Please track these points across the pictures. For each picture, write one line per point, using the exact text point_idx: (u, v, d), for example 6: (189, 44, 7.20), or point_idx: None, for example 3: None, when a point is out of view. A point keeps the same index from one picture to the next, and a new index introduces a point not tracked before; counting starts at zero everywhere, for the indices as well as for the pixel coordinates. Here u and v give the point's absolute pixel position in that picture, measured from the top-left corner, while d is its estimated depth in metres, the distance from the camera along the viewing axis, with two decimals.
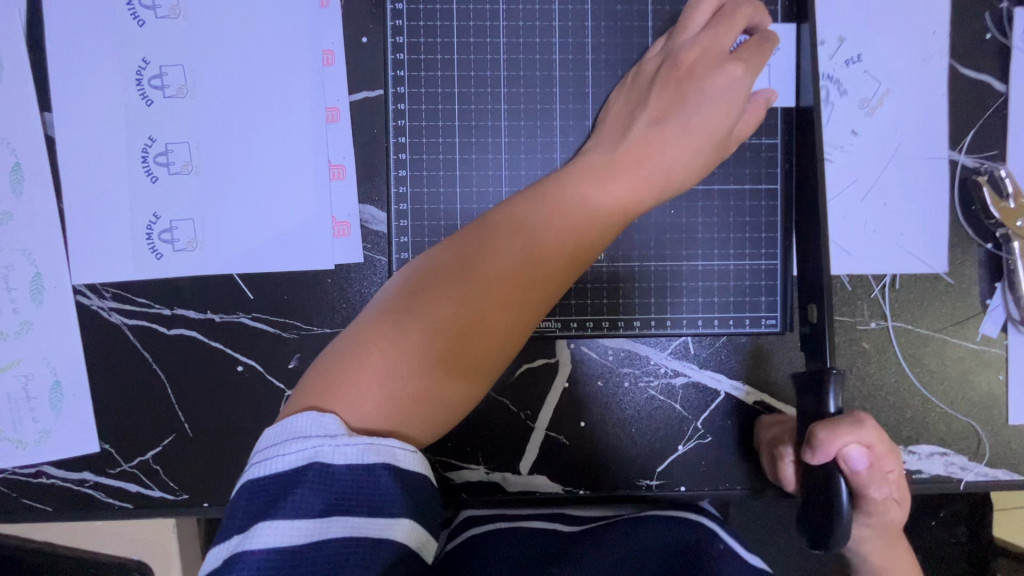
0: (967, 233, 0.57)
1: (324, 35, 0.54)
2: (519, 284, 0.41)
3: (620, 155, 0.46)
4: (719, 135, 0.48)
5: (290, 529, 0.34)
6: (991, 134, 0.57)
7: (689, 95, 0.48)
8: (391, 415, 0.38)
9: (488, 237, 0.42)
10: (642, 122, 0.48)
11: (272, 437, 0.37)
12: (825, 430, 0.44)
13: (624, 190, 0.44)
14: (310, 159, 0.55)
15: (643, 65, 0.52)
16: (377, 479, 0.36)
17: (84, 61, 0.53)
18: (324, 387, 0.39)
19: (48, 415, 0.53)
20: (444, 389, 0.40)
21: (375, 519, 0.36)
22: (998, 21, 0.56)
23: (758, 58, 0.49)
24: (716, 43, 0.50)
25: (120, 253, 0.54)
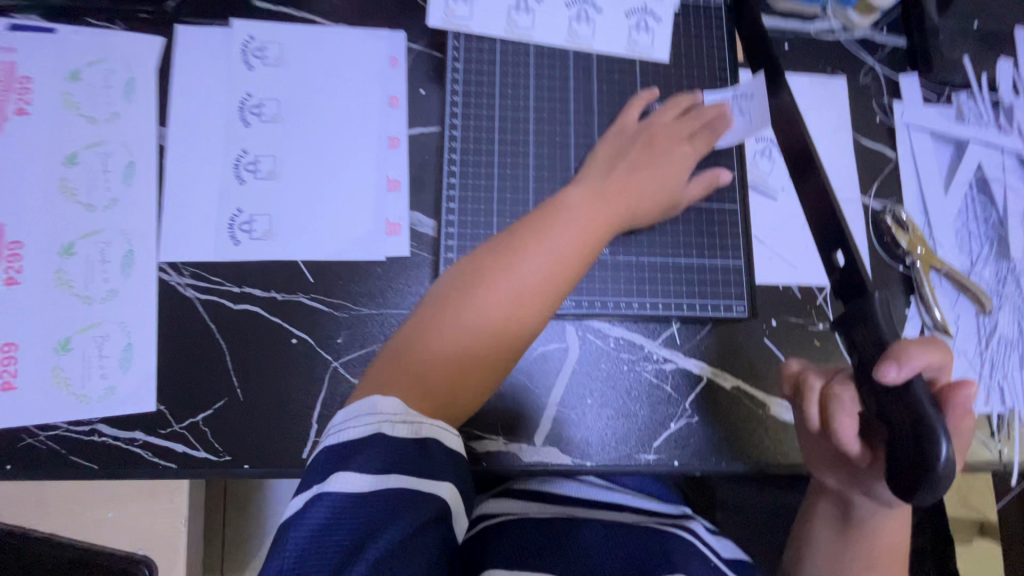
0: (884, 258, 0.74)
1: (393, 87, 0.71)
2: (535, 291, 0.53)
3: (600, 190, 0.61)
4: (671, 190, 0.65)
5: (358, 481, 0.42)
6: (890, 185, 0.76)
7: (652, 158, 0.65)
8: (440, 395, 0.49)
9: (505, 252, 0.54)
10: (623, 168, 0.64)
11: (346, 414, 0.45)
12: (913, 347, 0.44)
13: (607, 213, 0.60)
14: (373, 174, 0.68)
15: (625, 128, 0.68)
16: (427, 449, 0.45)
17: (199, 91, 0.68)
18: (382, 376, 0.49)
19: (116, 373, 0.59)
20: (483, 375, 0.52)
21: (425, 479, 0.44)
22: (883, 109, 0.78)
23: (703, 140, 0.68)
24: (677, 125, 0.68)
25: (204, 238, 0.64)
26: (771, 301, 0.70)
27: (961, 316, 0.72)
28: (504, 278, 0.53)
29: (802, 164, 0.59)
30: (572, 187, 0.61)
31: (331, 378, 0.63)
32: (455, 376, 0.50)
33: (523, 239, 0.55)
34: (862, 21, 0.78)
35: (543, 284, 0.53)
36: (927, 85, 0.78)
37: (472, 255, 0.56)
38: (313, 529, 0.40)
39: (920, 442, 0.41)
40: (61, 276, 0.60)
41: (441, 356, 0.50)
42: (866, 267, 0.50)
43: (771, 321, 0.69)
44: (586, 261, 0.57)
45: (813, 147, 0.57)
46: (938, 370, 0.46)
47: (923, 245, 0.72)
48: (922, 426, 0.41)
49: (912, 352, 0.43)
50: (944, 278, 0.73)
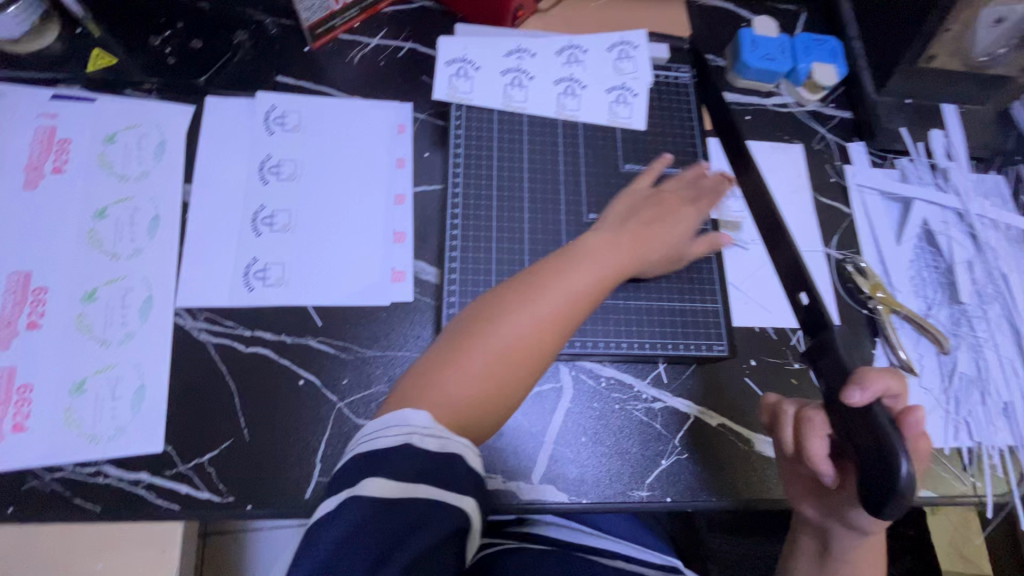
0: (848, 302, 0.81)
1: (400, 150, 0.79)
2: (560, 316, 0.57)
3: (618, 237, 0.65)
4: (677, 243, 0.71)
5: (384, 487, 0.44)
6: (848, 237, 0.84)
7: (666, 207, 0.71)
8: (467, 412, 0.52)
9: (524, 288, 0.58)
10: (638, 221, 0.68)
11: (377, 424, 0.48)
12: (872, 374, 0.49)
13: (624, 255, 0.64)
14: (381, 227, 0.74)
15: (636, 189, 0.74)
16: (454, 462, 0.46)
17: (224, 153, 0.75)
18: (414, 394, 0.52)
19: (127, 414, 0.61)
20: (507, 395, 0.54)
21: (447, 491, 0.45)
22: (836, 171, 0.88)
23: (703, 203, 0.74)
24: (684, 190, 0.75)
25: (220, 285, 0.68)
26: (749, 342, 0.75)
27: (923, 356, 0.78)
28: (533, 304, 0.56)
29: (763, 217, 0.67)
30: (592, 232, 0.66)
31: (335, 418, 0.65)
32: (483, 393, 0.53)
33: (545, 276, 0.59)
34: (812, 98, 0.90)
35: (561, 317, 0.57)
36: (872, 150, 0.89)
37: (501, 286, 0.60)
38: (338, 536, 0.42)
39: (885, 460, 0.45)
40: (82, 321, 0.63)
41: (466, 375, 0.53)
42: (827, 309, 0.56)
43: (750, 361, 0.75)
44: (601, 298, 0.61)
45: (770, 204, 0.66)
46: (895, 396, 0.52)
47: (883, 290, 0.80)
48: (883, 444, 0.46)
49: (870, 378, 0.49)
50: (904, 320, 0.79)
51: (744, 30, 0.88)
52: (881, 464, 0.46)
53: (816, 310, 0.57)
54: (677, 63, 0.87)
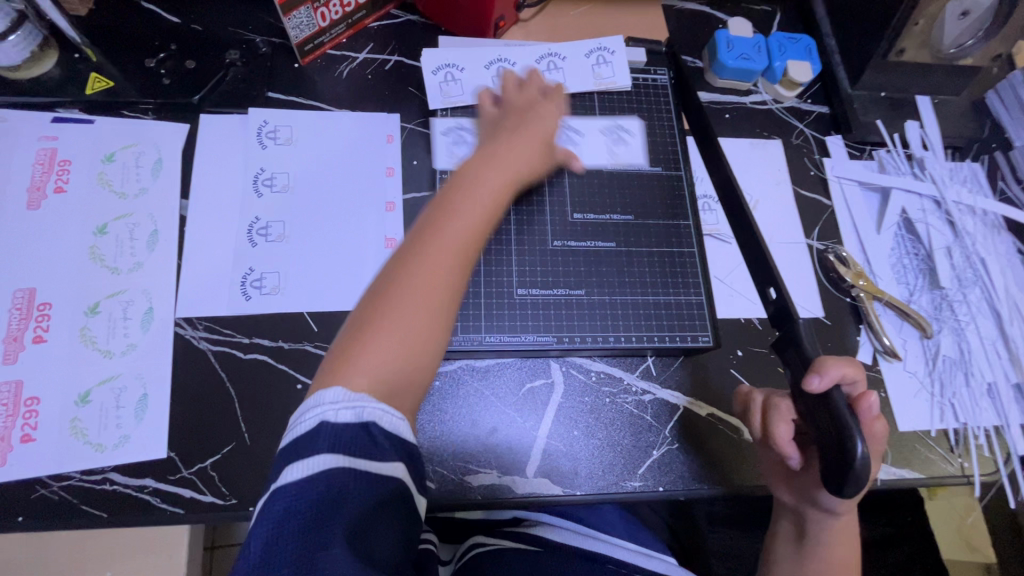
0: (832, 292, 0.83)
1: (390, 159, 0.81)
2: (455, 251, 0.59)
3: (490, 154, 0.69)
4: (547, 146, 0.74)
5: (307, 466, 0.46)
6: (829, 229, 0.86)
7: (515, 136, 0.71)
8: (387, 373, 0.53)
9: (421, 228, 0.61)
10: (494, 137, 0.72)
11: (301, 411, 0.50)
12: (832, 363, 0.51)
13: (510, 185, 0.67)
14: (373, 234, 0.77)
15: (490, 113, 0.76)
16: (372, 433, 0.48)
17: (219, 167, 0.77)
18: (331, 369, 0.52)
19: (131, 422, 0.63)
20: (429, 343, 0.56)
21: (373, 460, 0.47)
22: (815, 164, 0.90)
23: (552, 107, 0.77)
24: (513, 112, 0.75)
25: (219, 295, 0.71)
26: (734, 333, 0.77)
27: (907, 341, 0.80)
28: (424, 252, 0.58)
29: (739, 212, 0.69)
30: (470, 160, 0.69)
31: None
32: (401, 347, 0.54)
33: (437, 223, 0.60)
34: (788, 94, 0.92)
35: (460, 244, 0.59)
36: (850, 143, 0.92)
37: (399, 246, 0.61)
38: (273, 519, 0.44)
39: (843, 441, 0.48)
40: (85, 333, 0.66)
41: (377, 339, 0.54)
42: (793, 302, 0.57)
43: (737, 351, 0.76)
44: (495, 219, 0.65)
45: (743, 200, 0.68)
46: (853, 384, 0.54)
47: (865, 278, 0.81)
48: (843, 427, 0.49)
49: (828, 366, 0.51)
50: (887, 307, 0.81)
51: (719, 31, 0.91)
52: (841, 446, 0.49)
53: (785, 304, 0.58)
54: (655, 65, 0.90)
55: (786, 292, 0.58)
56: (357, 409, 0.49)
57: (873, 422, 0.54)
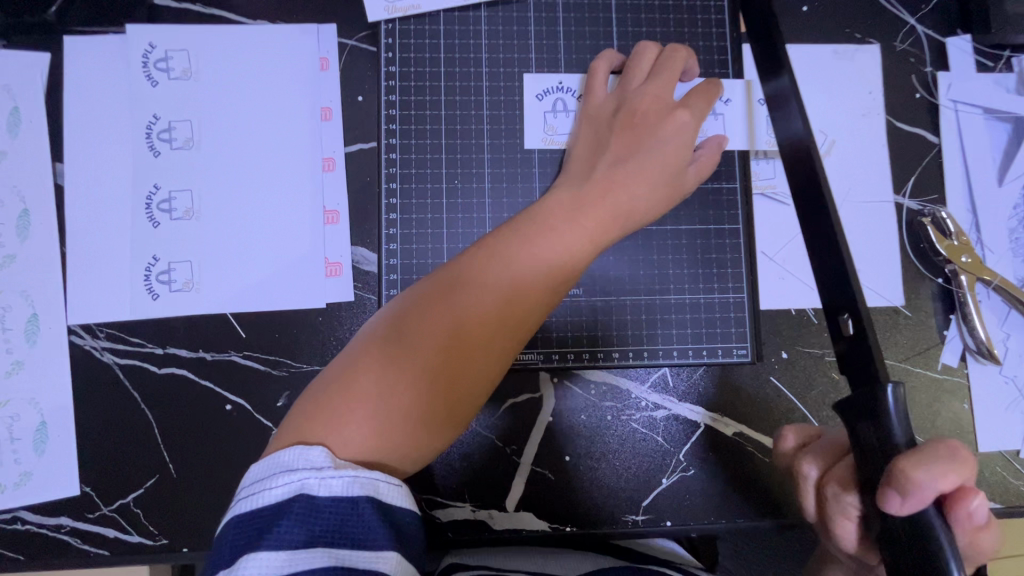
0: (919, 269, 0.62)
1: (324, 95, 0.59)
2: (489, 314, 0.44)
3: (585, 192, 0.49)
4: (667, 180, 0.51)
5: (272, 561, 0.34)
6: (929, 180, 0.63)
7: (643, 137, 0.51)
8: (379, 446, 0.40)
9: (459, 274, 0.45)
10: (604, 163, 0.51)
11: (261, 471, 0.38)
12: (924, 471, 0.34)
13: (592, 224, 0.48)
14: (307, 205, 0.58)
15: (598, 107, 0.55)
16: (362, 511, 0.37)
17: (99, 115, 0.58)
18: (309, 420, 0.40)
19: (31, 456, 0.54)
20: (435, 423, 0.43)
21: (362, 553, 0.36)
22: (925, 83, 0.64)
23: (702, 97, 0.54)
24: (640, 92, 0.54)
25: (118, 294, 0.56)
26: (781, 331, 0.59)
27: (1010, 337, 0.61)
28: (457, 303, 0.44)
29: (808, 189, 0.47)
30: (558, 193, 0.50)
31: None
32: (403, 414, 0.41)
33: (479, 259, 0.46)
34: None
35: (508, 316, 0.44)
36: (981, 47, 0.64)
37: (429, 276, 0.47)
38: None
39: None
40: None
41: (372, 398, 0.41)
42: (878, 345, 0.39)
43: (780, 354, 0.59)
44: (547, 302, 0.47)
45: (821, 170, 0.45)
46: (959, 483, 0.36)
47: (969, 254, 0.60)
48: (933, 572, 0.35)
49: (918, 476, 0.34)
50: (994, 291, 0.61)
51: None
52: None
53: (862, 343, 0.40)
54: None
55: (870, 329, 0.40)
56: (350, 472, 0.37)
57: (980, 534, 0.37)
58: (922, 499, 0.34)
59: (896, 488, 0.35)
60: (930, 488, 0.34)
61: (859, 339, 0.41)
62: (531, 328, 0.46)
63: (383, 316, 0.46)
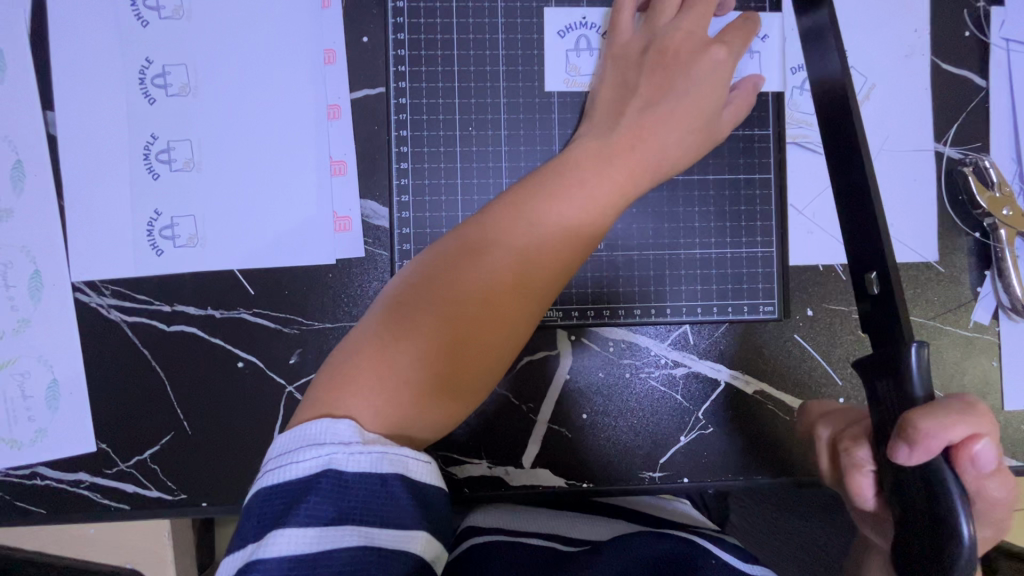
0: (955, 222, 0.59)
1: (326, 34, 0.55)
2: (517, 272, 0.42)
3: (614, 143, 0.46)
4: (700, 124, 0.49)
5: (303, 537, 0.34)
6: (974, 127, 0.59)
7: (676, 80, 0.48)
8: (408, 411, 0.39)
9: (483, 230, 0.43)
10: (633, 109, 0.48)
11: (287, 443, 0.37)
12: (928, 419, 0.34)
13: (623, 174, 0.45)
14: (312, 155, 0.55)
15: (624, 46, 0.51)
16: (390, 489, 0.36)
17: (87, 58, 0.54)
18: (334, 390, 0.39)
19: (44, 413, 0.53)
20: (463, 383, 0.41)
21: (390, 531, 0.35)
22: (977, 19, 0.58)
23: (736, 32, 0.51)
24: (669, 31, 0.50)
25: (121, 250, 0.54)
26: (809, 287, 0.57)
27: None
28: (484, 261, 0.41)
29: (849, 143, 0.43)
30: (584, 143, 0.47)
31: (286, 405, 0.55)
32: (429, 378, 0.39)
33: (504, 215, 0.43)
34: None
35: (536, 274, 0.42)
36: None
37: (449, 234, 0.45)
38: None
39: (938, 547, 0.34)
40: None
41: (397, 365, 0.39)
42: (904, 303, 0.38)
43: (806, 312, 0.57)
44: (578, 256, 0.44)
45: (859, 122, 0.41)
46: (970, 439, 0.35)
47: (1011, 206, 0.57)
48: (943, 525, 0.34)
49: (923, 424, 0.34)
50: None
51: None
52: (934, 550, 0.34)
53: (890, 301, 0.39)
54: None
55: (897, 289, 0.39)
56: (380, 448, 0.36)
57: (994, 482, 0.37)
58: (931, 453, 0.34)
59: (904, 439, 0.35)
60: (937, 439, 0.33)
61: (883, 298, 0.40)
62: (561, 283, 0.44)
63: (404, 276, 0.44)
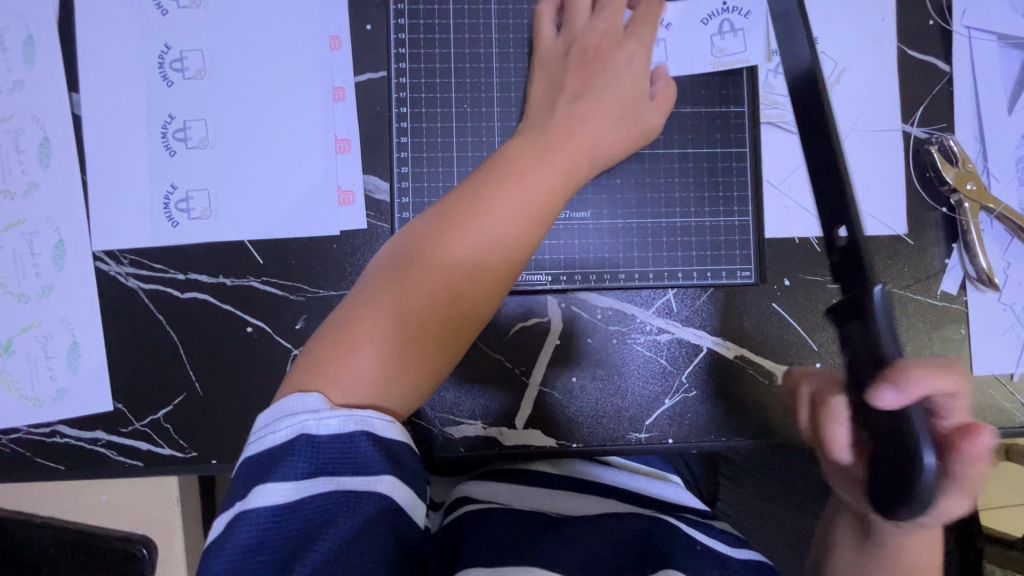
0: (923, 198, 0.62)
1: (332, 22, 0.59)
2: (471, 257, 0.45)
3: (548, 136, 0.51)
4: (630, 109, 0.55)
5: (280, 491, 0.37)
6: (939, 109, 0.63)
7: (596, 76, 0.54)
8: (376, 383, 0.42)
9: (436, 225, 0.46)
10: (561, 104, 0.53)
11: (262, 420, 0.40)
12: (915, 369, 0.41)
13: (558, 162, 0.50)
14: (318, 134, 0.59)
15: (547, 52, 0.57)
16: (358, 444, 0.39)
17: (110, 45, 0.58)
18: (306, 371, 0.42)
19: (65, 375, 0.56)
20: (428, 355, 0.45)
21: (360, 478, 0.38)
22: (940, 8, 0.63)
23: (645, 24, 0.57)
24: (580, 37, 0.56)
25: (139, 221, 0.58)
26: (787, 256, 0.61)
27: (1010, 266, 0.62)
28: (438, 251, 0.45)
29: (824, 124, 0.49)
30: (522, 138, 0.52)
31: (292, 367, 0.58)
32: (395, 354, 0.43)
33: (454, 209, 0.47)
34: None
35: (489, 254, 0.46)
36: None
37: (404, 232, 0.49)
38: (238, 549, 0.36)
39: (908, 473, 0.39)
40: None
41: (365, 345, 0.42)
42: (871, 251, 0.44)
43: (784, 280, 0.61)
44: (529, 239, 0.48)
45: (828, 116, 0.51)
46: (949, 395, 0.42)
47: (975, 181, 0.61)
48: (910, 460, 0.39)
49: (909, 372, 0.41)
50: (996, 219, 0.62)
51: None
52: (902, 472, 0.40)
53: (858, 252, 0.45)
54: None
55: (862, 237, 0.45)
56: (346, 411, 0.40)
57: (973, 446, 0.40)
58: (913, 397, 0.40)
59: (892, 386, 0.40)
60: (919, 386, 0.40)
61: (849, 247, 0.45)
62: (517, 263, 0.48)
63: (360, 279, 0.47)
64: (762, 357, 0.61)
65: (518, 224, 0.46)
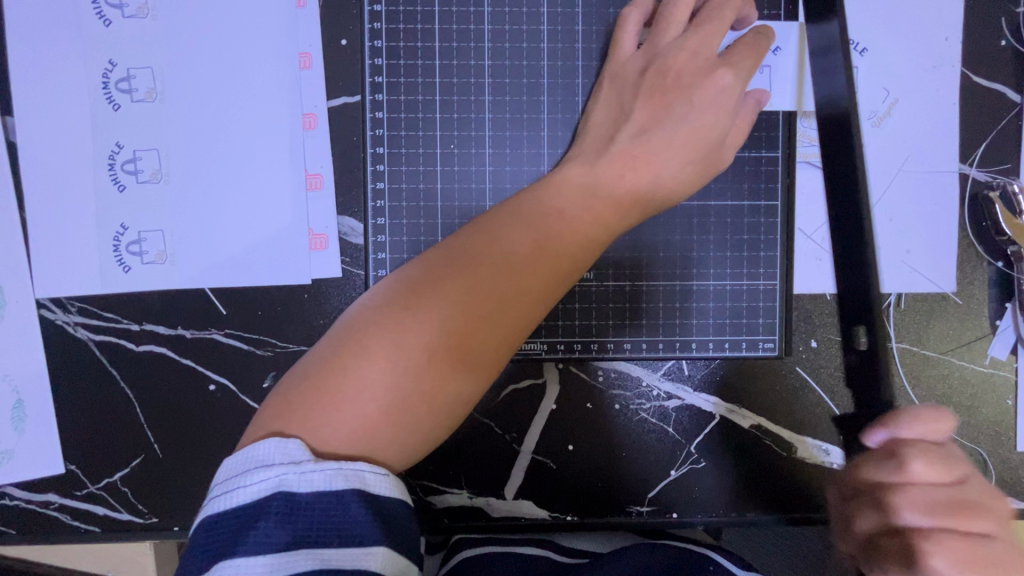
0: (977, 250, 0.55)
1: (301, 36, 0.51)
2: (492, 305, 0.37)
3: (601, 169, 0.42)
4: (709, 149, 0.44)
5: (252, 566, 0.31)
6: (1004, 147, 0.54)
7: (674, 105, 0.44)
8: (362, 443, 0.35)
9: (457, 261, 0.38)
10: (626, 133, 0.44)
11: (232, 467, 0.34)
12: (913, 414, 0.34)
13: (606, 204, 0.41)
14: (285, 166, 0.52)
15: (623, 66, 0.47)
16: (347, 507, 0.33)
17: (46, 60, 0.51)
18: (286, 410, 0.35)
19: (11, 434, 0.52)
20: (428, 425, 0.36)
21: (347, 550, 0.32)
22: (1015, 28, 0.53)
23: (746, 52, 0.45)
24: (668, 51, 0.45)
25: (86, 265, 0.51)
26: (815, 319, 0.54)
27: None
28: (455, 292, 0.37)
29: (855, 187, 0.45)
30: (566, 170, 0.43)
31: None
32: (392, 414, 0.35)
33: (479, 246, 0.39)
34: None
35: (512, 303, 0.38)
36: None
37: (417, 258, 0.41)
38: None
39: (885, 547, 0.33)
40: None
41: (355, 399, 0.35)
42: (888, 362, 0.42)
43: (810, 343, 0.54)
44: (557, 292, 0.40)
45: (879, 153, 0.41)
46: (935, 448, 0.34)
47: None
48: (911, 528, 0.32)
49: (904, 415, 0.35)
50: None
51: None
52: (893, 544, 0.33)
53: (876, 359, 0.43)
54: None
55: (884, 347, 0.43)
56: (334, 463, 0.33)
57: (971, 515, 0.31)
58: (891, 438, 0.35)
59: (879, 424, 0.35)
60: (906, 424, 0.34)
61: None
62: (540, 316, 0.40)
63: (367, 299, 0.39)
64: (781, 430, 0.54)
65: (537, 283, 0.38)
